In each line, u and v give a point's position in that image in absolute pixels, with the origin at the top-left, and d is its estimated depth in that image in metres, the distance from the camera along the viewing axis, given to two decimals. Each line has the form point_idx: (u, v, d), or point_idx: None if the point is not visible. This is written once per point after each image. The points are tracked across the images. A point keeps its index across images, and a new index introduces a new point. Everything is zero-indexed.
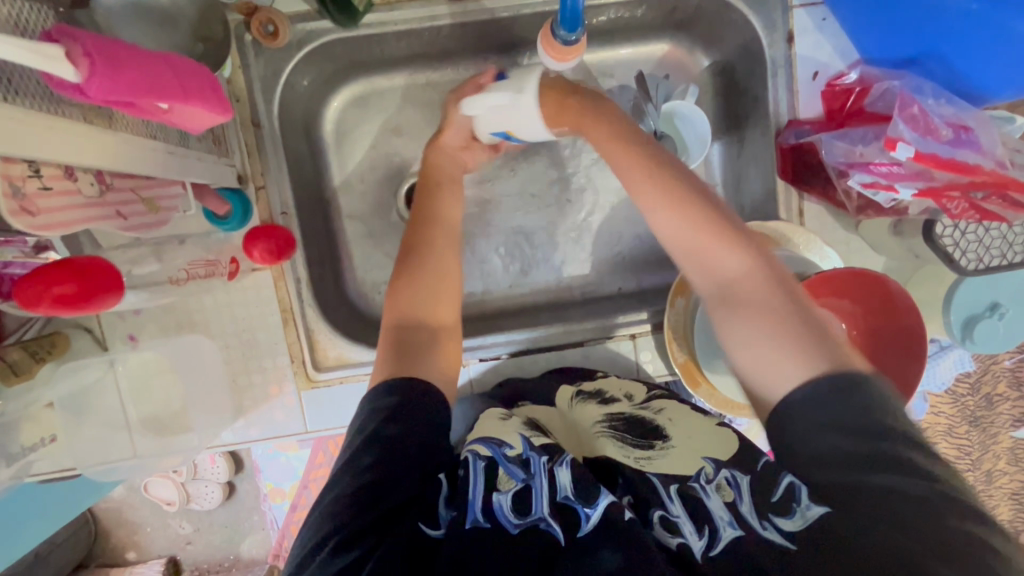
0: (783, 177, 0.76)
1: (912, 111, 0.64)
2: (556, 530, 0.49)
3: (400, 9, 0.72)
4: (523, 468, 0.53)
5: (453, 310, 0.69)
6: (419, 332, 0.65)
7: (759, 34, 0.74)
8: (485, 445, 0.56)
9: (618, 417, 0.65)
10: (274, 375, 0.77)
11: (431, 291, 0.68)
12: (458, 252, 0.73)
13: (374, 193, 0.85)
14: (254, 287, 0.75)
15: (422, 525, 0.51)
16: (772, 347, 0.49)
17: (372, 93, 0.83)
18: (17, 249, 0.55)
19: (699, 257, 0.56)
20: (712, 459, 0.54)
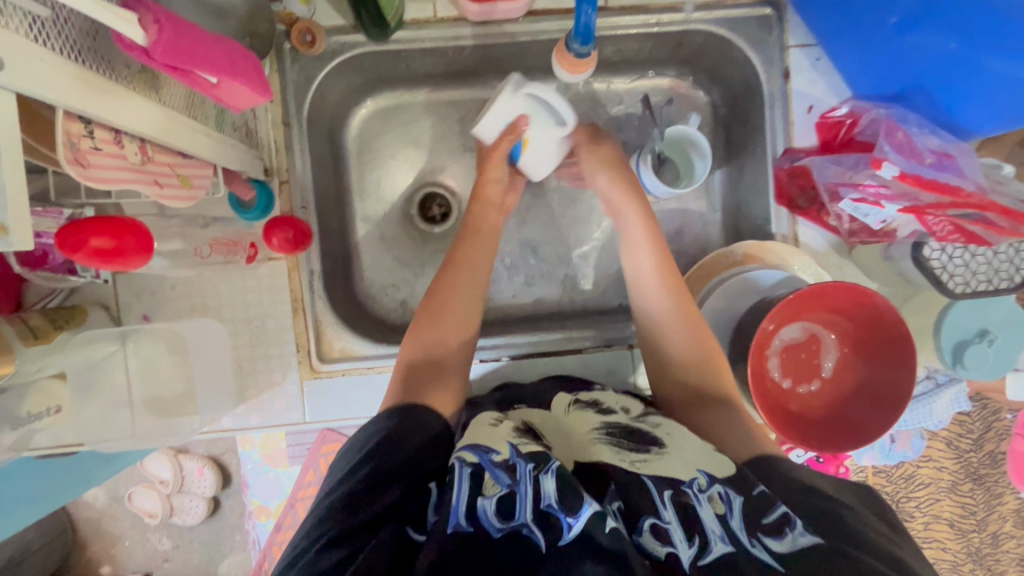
0: (780, 202, 0.81)
1: (898, 137, 0.69)
2: (537, 536, 0.49)
3: (428, 27, 0.78)
4: (509, 474, 0.52)
5: (458, 347, 0.72)
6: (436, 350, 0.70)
7: (757, 69, 0.80)
8: (473, 451, 0.55)
9: (617, 425, 0.64)
10: (279, 362, 0.79)
11: (440, 327, 0.72)
12: (472, 274, 0.75)
13: (392, 199, 0.91)
14: (270, 275, 0.78)
15: (408, 529, 0.51)
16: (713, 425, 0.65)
17: (396, 107, 0.90)
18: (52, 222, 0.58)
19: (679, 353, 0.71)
20: (706, 471, 0.55)
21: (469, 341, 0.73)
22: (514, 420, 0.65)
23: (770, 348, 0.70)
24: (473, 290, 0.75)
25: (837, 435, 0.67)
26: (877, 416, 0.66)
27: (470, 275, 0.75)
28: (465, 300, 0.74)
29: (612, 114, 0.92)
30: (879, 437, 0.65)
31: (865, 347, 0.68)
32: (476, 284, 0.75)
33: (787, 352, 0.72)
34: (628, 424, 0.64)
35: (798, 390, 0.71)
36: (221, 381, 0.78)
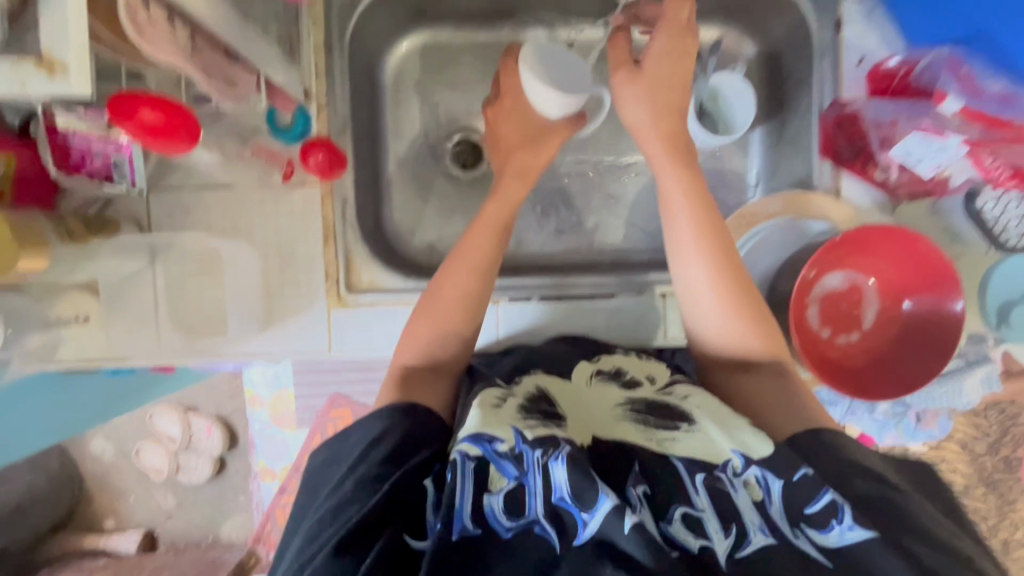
0: (824, 156, 0.78)
1: (962, 72, 0.72)
2: (551, 535, 0.47)
3: None
4: (516, 465, 0.50)
5: (458, 353, 0.71)
6: (440, 348, 0.70)
7: (807, 18, 0.78)
8: (474, 441, 0.51)
9: (641, 401, 0.62)
10: (307, 289, 0.77)
11: (441, 331, 0.70)
12: (473, 273, 0.72)
13: (425, 139, 0.90)
14: (303, 200, 0.76)
15: (407, 536, 0.50)
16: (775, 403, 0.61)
17: (436, 46, 0.89)
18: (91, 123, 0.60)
19: (713, 325, 0.64)
20: (742, 453, 0.51)
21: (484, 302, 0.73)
22: (523, 395, 0.62)
23: (811, 295, 0.68)
24: (474, 297, 0.72)
25: (884, 385, 0.65)
26: (925, 361, 0.65)
27: (471, 265, 0.72)
28: (466, 305, 0.71)
29: None
30: (928, 385, 0.64)
31: (910, 292, 0.66)
32: (477, 292, 0.72)
33: (828, 302, 0.70)
34: (655, 398, 0.62)
35: (837, 340, 0.70)
36: (251, 303, 0.77)
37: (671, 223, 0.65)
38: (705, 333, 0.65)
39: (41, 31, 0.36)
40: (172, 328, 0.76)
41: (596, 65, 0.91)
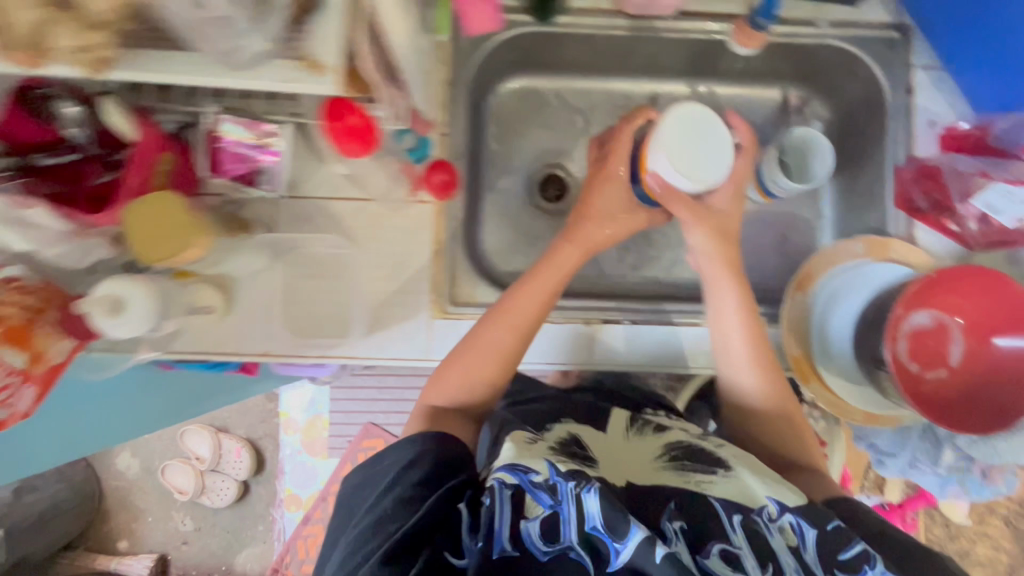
0: (900, 206, 0.85)
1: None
2: (584, 559, 0.55)
3: (586, 17, 0.87)
4: (550, 495, 0.58)
5: (488, 398, 0.77)
6: (475, 393, 0.76)
7: (882, 84, 0.87)
8: (511, 471, 0.60)
9: (676, 446, 0.71)
10: (413, 299, 0.82)
11: (472, 377, 0.75)
12: (509, 327, 0.76)
13: (520, 173, 0.98)
14: (417, 216, 0.82)
15: (448, 554, 0.57)
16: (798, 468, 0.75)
17: (535, 91, 0.98)
18: (245, 131, 0.71)
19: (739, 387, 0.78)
20: (777, 500, 0.61)
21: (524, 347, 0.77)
22: (549, 443, 0.69)
23: (899, 331, 0.72)
24: (507, 351, 0.76)
25: (978, 416, 0.68)
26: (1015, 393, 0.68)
27: (507, 322, 0.76)
28: (503, 359, 0.76)
29: None
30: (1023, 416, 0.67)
31: (991, 326, 0.70)
32: (515, 347, 0.76)
33: (914, 338, 0.73)
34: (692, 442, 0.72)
35: (926, 376, 0.72)
36: (358, 308, 0.81)
37: (711, 307, 0.79)
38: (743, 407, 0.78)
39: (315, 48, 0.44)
40: (283, 326, 0.80)
41: None
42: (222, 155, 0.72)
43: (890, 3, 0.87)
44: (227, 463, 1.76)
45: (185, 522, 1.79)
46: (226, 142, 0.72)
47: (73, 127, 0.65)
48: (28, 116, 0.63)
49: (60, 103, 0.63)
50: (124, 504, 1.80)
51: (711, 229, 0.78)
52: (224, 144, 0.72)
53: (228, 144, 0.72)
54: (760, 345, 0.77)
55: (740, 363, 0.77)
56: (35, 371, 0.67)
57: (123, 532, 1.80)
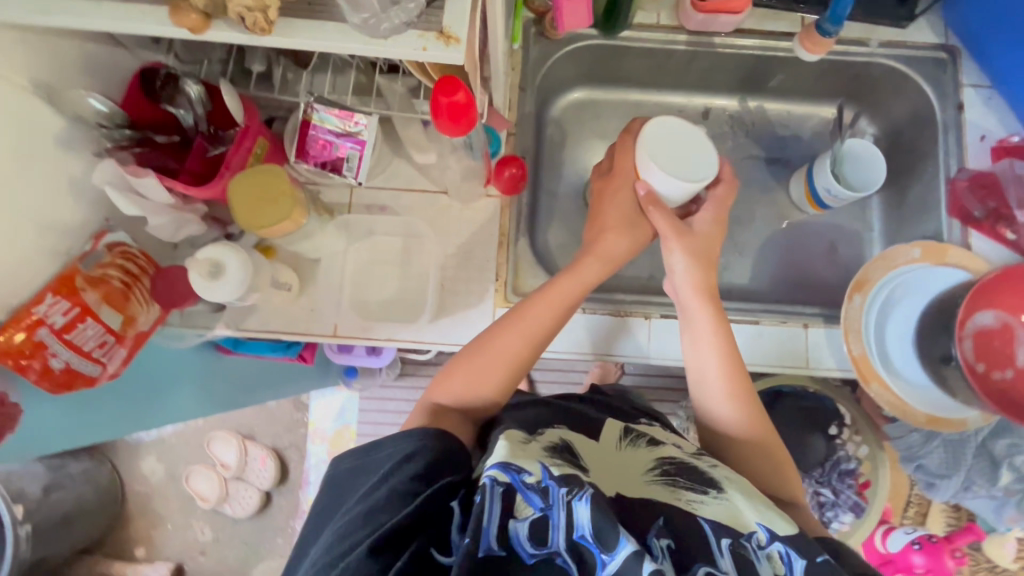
0: (954, 215, 0.87)
1: None
2: (571, 568, 0.47)
3: (648, 32, 0.92)
4: (542, 497, 0.49)
5: (488, 403, 0.69)
6: (475, 394, 0.68)
7: (932, 100, 0.90)
8: (503, 467, 0.49)
9: (670, 459, 0.61)
10: (478, 287, 0.84)
11: (472, 384, 0.69)
12: (519, 334, 0.71)
13: (575, 178, 1.02)
14: (485, 209, 0.86)
15: (434, 550, 0.50)
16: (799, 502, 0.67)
17: (592, 102, 1.03)
18: (336, 121, 0.76)
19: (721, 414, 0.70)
20: (768, 526, 0.53)
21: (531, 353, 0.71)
22: (546, 441, 0.58)
23: (963, 330, 0.73)
24: (509, 361, 0.70)
25: None
26: None
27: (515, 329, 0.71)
28: (510, 368, 0.70)
29: (781, 134, 1.03)
30: None
31: None
32: (523, 356, 0.71)
33: (980, 338, 0.74)
34: (685, 458, 0.62)
35: (992, 376, 0.73)
36: (425, 294, 0.84)
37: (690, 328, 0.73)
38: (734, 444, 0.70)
39: (447, 17, 0.48)
40: (350, 308, 0.82)
41: (730, 130, 1.04)
42: (311, 142, 0.77)
43: (937, 27, 0.91)
44: (251, 471, 1.75)
45: (205, 531, 1.76)
46: (317, 130, 0.77)
47: (186, 107, 0.69)
48: (149, 96, 0.68)
49: (184, 82, 0.67)
50: (145, 510, 1.77)
51: (695, 249, 0.74)
52: (315, 132, 0.77)
53: (318, 133, 0.77)
54: (743, 377, 0.71)
55: (723, 395, 0.70)
56: (127, 334, 0.69)
57: (141, 539, 1.76)
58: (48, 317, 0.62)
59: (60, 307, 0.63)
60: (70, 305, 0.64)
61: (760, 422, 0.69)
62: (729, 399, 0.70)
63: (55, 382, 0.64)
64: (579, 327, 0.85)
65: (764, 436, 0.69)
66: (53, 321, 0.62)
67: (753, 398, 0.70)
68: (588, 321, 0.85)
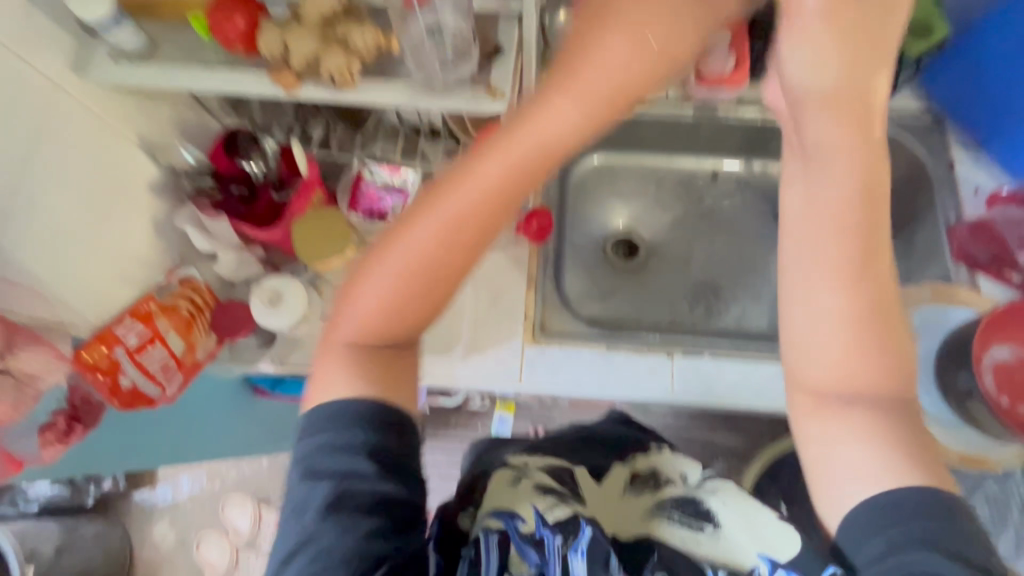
0: (958, 260, 0.92)
1: None
2: None
3: (659, 104, 1.04)
4: (538, 550, 0.51)
5: (423, 320, 0.64)
6: (406, 318, 0.63)
7: (924, 158, 0.98)
8: (498, 518, 0.53)
9: (668, 496, 0.61)
10: (508, 326, 0.89)
11: (403, 306, 0.63)
12: (452, 232, 0.62)
13: (596, 232, 1.11)
14: (515, 255, 0.93)
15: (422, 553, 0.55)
16: (895, 472, 0.50)
17: (610, 166, 1.13)
18: (383, 174, 0.85)
19: (799, 320, 0.55)
20: (768, 557, 0.54)
21: (474, 249, 0.63)
22: (535, 481, 0.58)
23: (980, 365, 0.75)
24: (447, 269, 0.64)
25: None
26: None
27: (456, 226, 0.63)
28: (443, 282, 0.63)
29: None
30: None
31: None
32: (456, 264, 0.63)
33: (1001, 372, 0.75)
34: (683, 492, 0.62)
35: (1019, 410, 0.74)
36: (457, 332, 0.89)
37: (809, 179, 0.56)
38: (793, 366, 0.55)
39: (496, 78, 0.59)
40: None
41: (738, 190, 1.12)
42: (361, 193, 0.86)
43: (920, 96, 1.01)
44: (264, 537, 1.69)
45: None
46: (366, 183, 0.85)
47: (259, 161, 0.79)
48: (227, 152, 0.78)
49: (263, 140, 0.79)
50: None
51: (848, 40, 0.53)
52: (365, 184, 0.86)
53: (367, 184, 0.86)
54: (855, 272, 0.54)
55: (821, 290, 0.54)
56: (188, 360, 0.75)
57: None
58: (124, 337, 0.70)
59: (135, 329, 0.71)
60: (144, 328, 0.72)
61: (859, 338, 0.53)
62: (828, 294, 0.54)
63: (122, 399, 0.71)
64: (604, 366, 0.88)
65: (856, 354, 0.53)
66: (127, 341, 0.70)
67: (863, 306, 0.54)
68: (614, 359, 0.88)
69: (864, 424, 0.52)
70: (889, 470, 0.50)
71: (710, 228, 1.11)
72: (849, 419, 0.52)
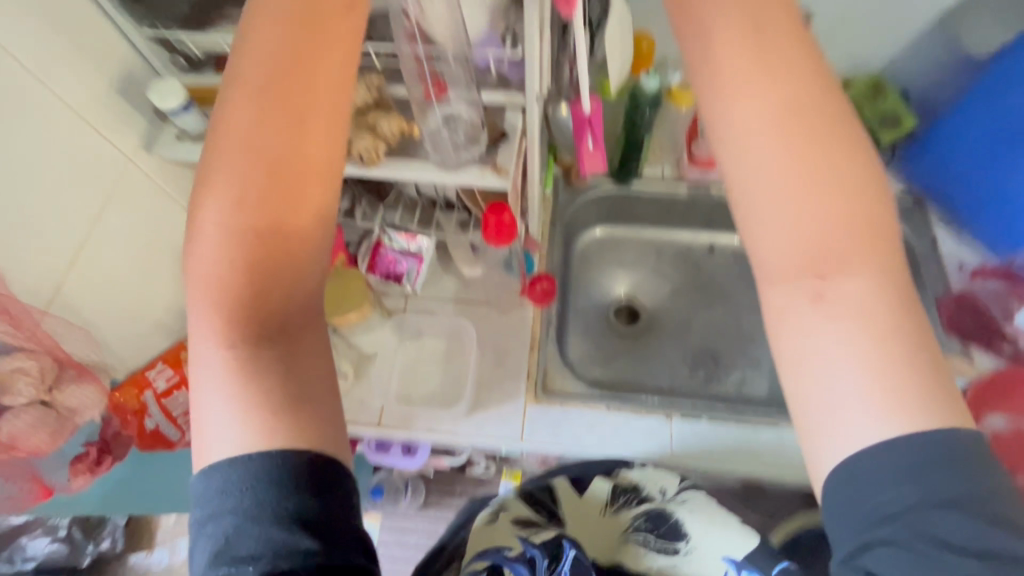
0: (949, 331, 0.94)
1: None
2: None
3: (655, 183, 1.13)
4: (526, 565, 0.73)
5: (297, 233, 0.43)
6: (279, 242, 0.43)
7: (909, 234, 1.03)
8: (484, 557, 0.74)
9: (642, 514, 0.83)
10: (511, 385, 0.93)
11: (273, 226, 0.43)
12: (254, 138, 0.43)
13: (598, 299, 1.17)
14: (520, 317, 0.99)
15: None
16: (906, 394, 0.37)
17: (613, 238, 1.21)
18: (402, 239, 0.95)
19: (774, 238, 0.41)
20: (732, 559, 0.77)
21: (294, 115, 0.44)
22: (516, 517, 0.81)
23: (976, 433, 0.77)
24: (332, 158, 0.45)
25: None
26: None
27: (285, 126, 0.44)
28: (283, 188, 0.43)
29: None
30: None
31: None
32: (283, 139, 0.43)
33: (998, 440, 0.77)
34: (654, 508, 0.83)
35: None
36: (462, 390, 0.93)
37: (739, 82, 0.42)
38: (768, 276, 0.41)
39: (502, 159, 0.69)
40: (397, 401, 0.92)
41: (734, 262, 1.18)
42: (382, 256, 0.96)
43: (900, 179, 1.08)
44: None
45: None
46: (386, 247, 0.95)
47: None
48: None
49: None
50: None
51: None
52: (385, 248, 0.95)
53: (387, 248, 0.95)
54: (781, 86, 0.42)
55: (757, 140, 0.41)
56: None
57: None
58: (154, 381, 0.77)
59: (164, 374, 0.78)
60: (173, 373, 0.79)
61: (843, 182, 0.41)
62: (776, 149, 0.41)
63: (142, 439, 0.77)
64: (604, 427, 0.90)
65: (838, 258, 0.40)
66: (157, 385, 0.77)
67: (810, 143, 0.41)
68: (613, 420, 0.90)
69: (875, 305, 0.39)
70: (896, 402, 0.37)
71: (708, 297, 1.16)
72: (845, 305, 0.39)
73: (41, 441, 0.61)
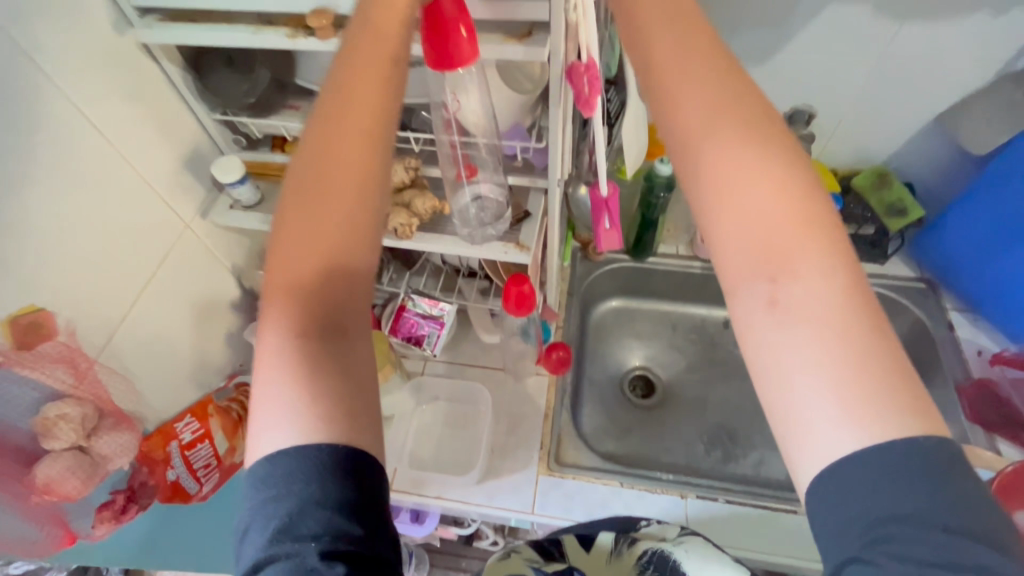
0: (971, 419, 0.93)
1: None
2: None
3: (670, 259, 1.17)
4: None
5: (319, 232, 0.47)
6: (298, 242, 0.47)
7: (924, 318, 1.04)
8: None
9: (647, 556, 0.77)
10: (524, 454, 0.93)
11: (295, 227, 0.47)
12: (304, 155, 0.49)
13: (613, 371, 1.18)
14: (535, 385, 1.01)
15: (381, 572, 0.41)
16: (873, 404, 0.36)
17: (628, 309, 1.24)
18: (425, 304, 0.97)
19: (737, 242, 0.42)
20: None
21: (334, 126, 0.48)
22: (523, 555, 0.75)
23: None
24: (358, 163, 0.49)
25: None
26: None
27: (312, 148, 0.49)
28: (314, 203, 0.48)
29: None
30: None
31: None
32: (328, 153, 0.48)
33: None
34: (656, 547, 0.76)
35: None
36: (476, 457, 0.93)
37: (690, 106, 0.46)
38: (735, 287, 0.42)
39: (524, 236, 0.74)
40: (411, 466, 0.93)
41: None
42: (404, 320, 0.97)
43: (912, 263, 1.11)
44: None
45: None
46: (410, 311, 0.97)
47: None
48: None
49: None
50: None
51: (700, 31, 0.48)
52: (407, 313, 0.97)
53: (410, 313, 0.97)
54: (726, 100, 0.45)
55: (712, 158, 0.44)
56: (226, 460, 0.86)
57: None
58: (180, 433, 0.79)
59: (191, 427, 0.80)
60: (199, 426, 0.81)
61: (799, 182, 0.42)
62: (730, 163, 0.43)
63: (163, 492, 0.78)
64: (617, 503, 0.89)
65: (799, 261, 0.40)
66: (183, 437, 0.79)
67: (769, 157, 0.43)
68: (627, 496, 0.89)
69: (836, 304, 0.39)
70: (861, 411, 0.36)
71: (724, 373, 1.16)
72: (804, 311, 0.39)
73: (76, 485, 0.62)
